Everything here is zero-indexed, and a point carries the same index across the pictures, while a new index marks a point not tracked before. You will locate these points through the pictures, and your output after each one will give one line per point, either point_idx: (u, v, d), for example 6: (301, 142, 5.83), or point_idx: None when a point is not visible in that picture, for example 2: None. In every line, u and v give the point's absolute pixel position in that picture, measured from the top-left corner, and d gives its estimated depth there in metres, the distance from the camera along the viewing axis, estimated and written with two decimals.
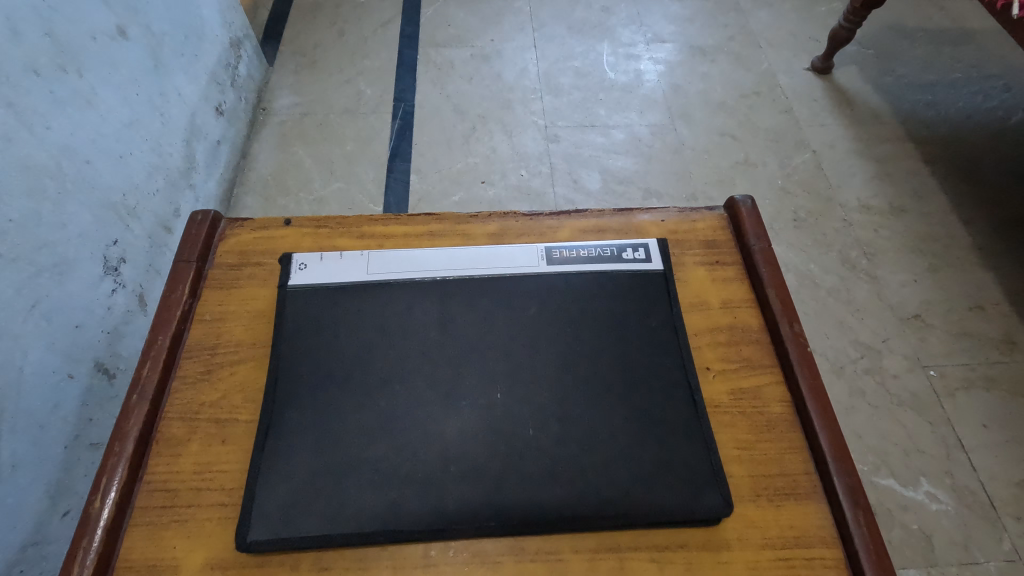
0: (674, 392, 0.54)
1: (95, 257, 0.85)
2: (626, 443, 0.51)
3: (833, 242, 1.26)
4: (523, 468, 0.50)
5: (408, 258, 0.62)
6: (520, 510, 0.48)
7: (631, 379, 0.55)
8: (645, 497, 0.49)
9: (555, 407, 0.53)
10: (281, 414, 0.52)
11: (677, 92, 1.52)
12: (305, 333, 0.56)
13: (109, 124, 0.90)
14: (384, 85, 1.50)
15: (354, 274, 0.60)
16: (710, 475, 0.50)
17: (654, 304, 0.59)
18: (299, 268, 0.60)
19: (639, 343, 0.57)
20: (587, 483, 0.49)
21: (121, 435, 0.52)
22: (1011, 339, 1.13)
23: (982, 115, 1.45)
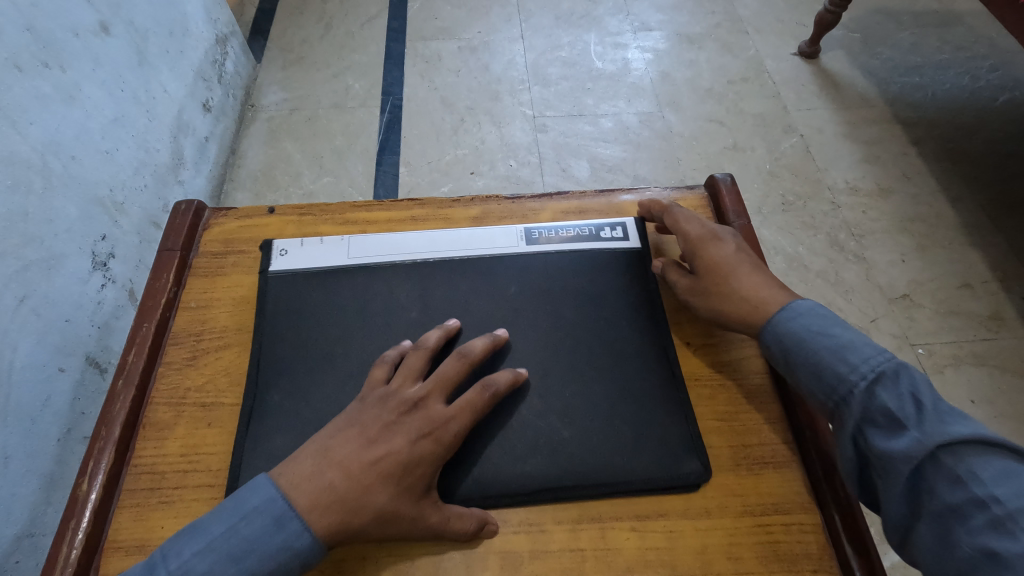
0: (651, 365, 0.55)
1: (84, 251, 0.86)
2: (605, 415, 0.52)
3: (821, 224, 1.27)
4: (506, 441, 0.51)
5: (389, 242, 0.62)
6: (502, 482, 0.49)
7: (610, 354, 0.56)
8: (625, 466, 0.50)
9: (536, 383, 0.54)
10: (267, 395, 0.53)
11: (665, 80, 1.52)
12: (286, 317, 0.57)
13: (94, 119, 0.90)
14: (372, 79, 1.50)
15: (335, 258, 0.61)
16: (688, 443, 0.51)
17: (635, 281, 0.60)
18: (280, 255, 0.61)
19: (617, 318, 0.58)
20: (569, 454, 0.51)
21: (108, 420, 0.53)
22: (999, 315, 1.14)
23: (970, 95, 1.45)
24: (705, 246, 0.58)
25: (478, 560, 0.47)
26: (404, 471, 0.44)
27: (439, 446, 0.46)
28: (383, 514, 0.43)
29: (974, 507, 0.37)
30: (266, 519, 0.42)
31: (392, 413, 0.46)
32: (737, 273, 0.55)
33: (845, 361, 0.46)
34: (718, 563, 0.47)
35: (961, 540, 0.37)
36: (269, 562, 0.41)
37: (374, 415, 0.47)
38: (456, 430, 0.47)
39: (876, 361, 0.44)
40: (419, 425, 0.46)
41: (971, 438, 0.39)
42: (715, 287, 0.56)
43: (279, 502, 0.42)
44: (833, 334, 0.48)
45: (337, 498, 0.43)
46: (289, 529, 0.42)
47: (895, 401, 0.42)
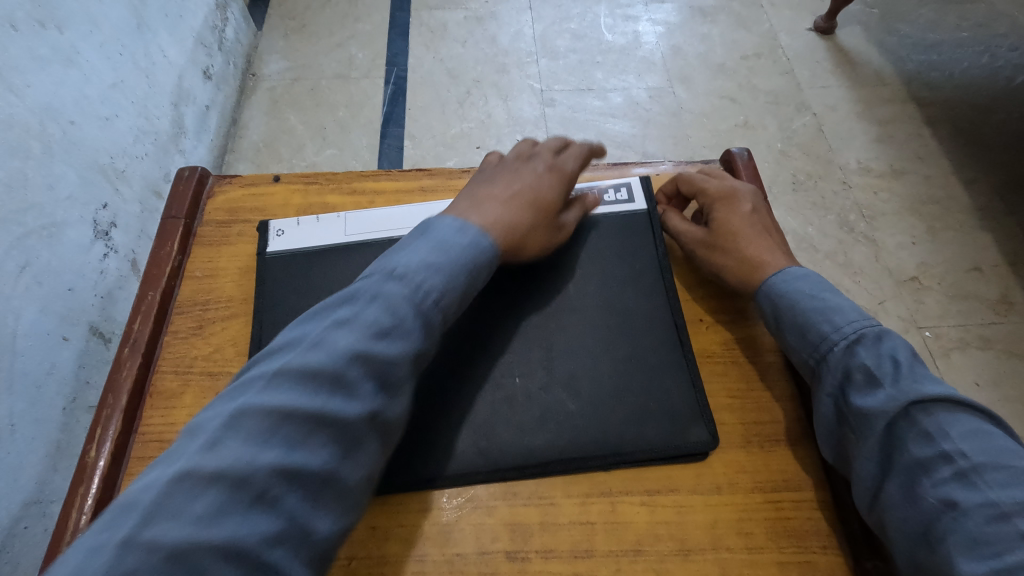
0: (660, 341, 0.55)
1: (85, 220, 0.84)
2: (612, 390, 0.52)
3: (832, 205, 1.25)
4: (515, 413, 0.51)
5: (387, 217, 0.61)
6: (510, 453, 0.49)
7: (618, 328, 0.55)
8: (631, 437, 0.50)
9: (542, 358, 0.53)
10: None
11: (676, 54, 1.48)
12: (291, 292, 0.56)
13: (92, 84, 0.88)
14: (375, 49, 1.46)
15: (332, 236, 0.59)
16: (695, 417, 0.51)
17: (644, 256, 0.59)
18: (277, 235, 0.60)
19: (626, 291, 0.57)
20: (575, 426, 0.50)
21: (115, 387, 0.52)
22: (1008, 300, 1.13)
23: (987, 75, 1.41)
24: (723, 205, 0.58)
25: (489, 531, 0.47)
26: (546, 196, 0.55)
27: (562, 173, 0.57)
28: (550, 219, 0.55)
29: (942, 460, 0.39)
30: (449, 229, 0.48)
31: (517, 166, 0.57)
32: (759, 226, 0.56)
33: (830, 321, 0.48)
34: (729, 538, 0.47)
35: (926, 491, 0.39)
36: (470, 254, 0.47)
37: (502, 169, 0.57)
38: (570, 158, 0.59)
39: (859, 323, 0.47)
40: (544, 169, 0.57)
41: (943, 398, 0.41)
42: (735, 231, 0.56)
43: (454, 221, 0.49)
44: (823, 296, 0.50)
45: (519, 220, 0.52)
46: (472, 234, 0.48)
47: (874, 360, 0.44)
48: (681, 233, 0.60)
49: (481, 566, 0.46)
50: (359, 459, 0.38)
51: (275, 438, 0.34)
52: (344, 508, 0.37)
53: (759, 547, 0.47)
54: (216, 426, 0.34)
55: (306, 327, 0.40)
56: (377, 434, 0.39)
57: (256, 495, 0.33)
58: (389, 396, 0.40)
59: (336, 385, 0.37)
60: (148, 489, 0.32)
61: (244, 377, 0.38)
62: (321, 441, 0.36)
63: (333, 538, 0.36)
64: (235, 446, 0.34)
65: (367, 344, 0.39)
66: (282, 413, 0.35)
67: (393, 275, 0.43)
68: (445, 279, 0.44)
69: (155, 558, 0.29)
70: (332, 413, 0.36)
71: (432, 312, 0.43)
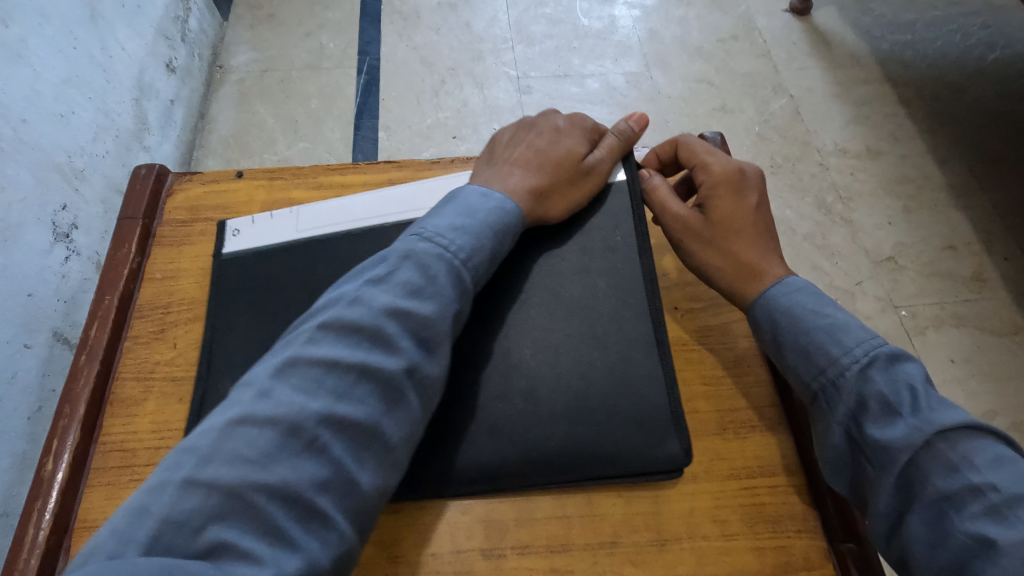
0: (635, 339, 0.51)
1: (43, 222, 0.81)
2: (586, 396, 0.49)
3: (809, 187, 1.26)
4: (485, 416, 0.49)
5: (341, 208, 0.58)
6: (480, 456, 0.48)
7: (587, 330, 0.52)
8: (596, 450, 0.47)
9: (512, 359, 0.50)
10: (218, 380, 0.51)
11: (652, 37, 1.46)
12: (250, 297, 0.54)
13: (45, 80, 0.84)
14: (346, 38, 1.42)
15: (283, 233, 0.57)
16: (664, 429, 0.48)
17: (615, 240, 0.56)
18: (232, 235, 0.58)
19: (600, 286, 0.54)
20: (540, 439, 0.48)
21: (73, 397, 0.51)
22: (981, 277, 1.15)
23: (961, 53, 1.42)
24: (725, 199, 0.55)
25: (464, 529, 0.47)
26: (569, 155, 0.56)
27: (578, 127, 0.59)
28: (579, 168, 0.56)
29: (969, 493, 0.36)
30: (476, 195, 0.50)
31: (536, 132, 0.58)
32: (761, 225, 0.54)
33: (839, 342, 0.44)
34: (705, 526, 0.47)
35: (956, 528, 0.36)
36: (495, 215, 0.48)
37: (523, 136, 0.58)
38: (580, 115, 0.60)
39: (870, 345, 0.43)
40: (565, 132, 0.58)
41: (964, 425, 0.39)
42: (735, 232, 0.54)
43: (481, 188, 0.51)
44: (829, 313, 0.47)
45: (544, 178, 0.54)
46: (496, 199, 0.50)
47: (889, 388, 0.41)
48: (677, 220, 0.57)
49: (457, 565, 0.46)
50: (399, 416, 0.38)
51: (321, 389, 0.36)
52: (386, 462, 0.37)
53: (735, 534, 0.47)
54: (265, 376, 0.37)
55: (344, 288, 0.42)
56: (417, 392, 0.40)
57: (306, 441, 0.34)
58: (426, 353, 0.41)
59: (375, 341, 0.39)
60: (207, 434, 0.34)
61: (291, 335, 0.40)
62: (363, 394, 0.37)
63: (376, 489, 0.37)
64: (285, 393, 0.36)
65: (402, 301, 0.41)
66: (327, 366, 0.37)
67: (424, 236, 0.45)
68: (473, 240, 0.46)
69: (215, 495, 0.31)
70: (371, 367, 0.38)
71: (465, 271, 0.45)
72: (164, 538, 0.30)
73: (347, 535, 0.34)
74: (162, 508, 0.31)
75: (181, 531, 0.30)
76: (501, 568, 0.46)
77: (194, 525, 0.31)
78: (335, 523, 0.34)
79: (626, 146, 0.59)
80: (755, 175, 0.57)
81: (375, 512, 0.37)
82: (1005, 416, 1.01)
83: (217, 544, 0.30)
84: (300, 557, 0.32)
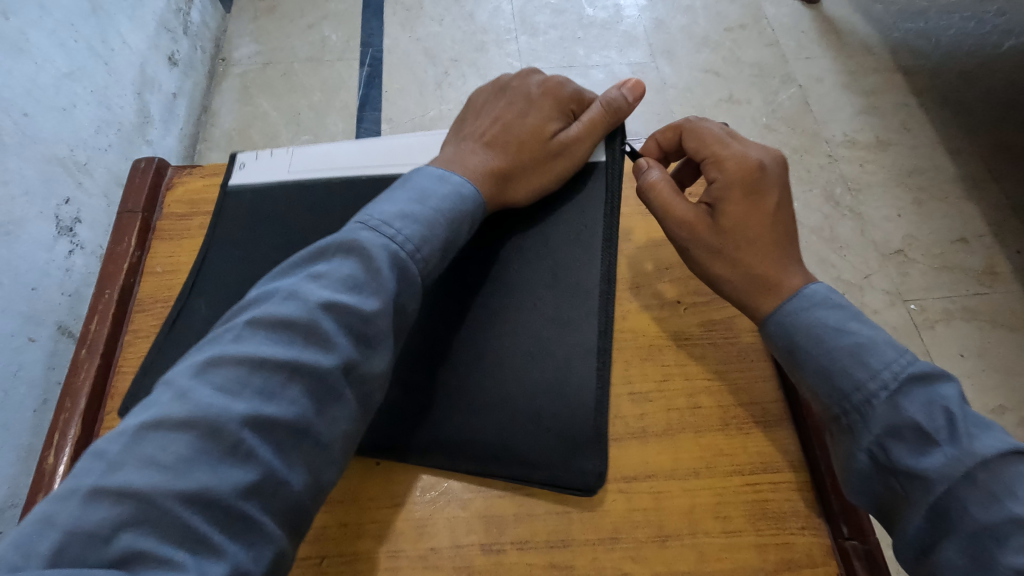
0: (592, 323, 0.52)
1: (46, 216, 0.81)
2: (541, 381, 0.50)
3: (817, 178, 1.24)
4: (471, 406, 0.49)
5: (332, 155, 0.61)
6: (475, 446, 0.48)
7: (534, 332, 0.51)
8: (524, 456, 0.48)
9: (493, 350, 0.51)
10: (193, 301, 0.54)
11: (658, 27, 1.44)
12: (234, 247, 0.57)
13: (45, 73, 0.84)
14: (349, 30, 1.41)
15: (278, 171, 0.61)
16: (588, 439, 0.48)
17: (580, 232, 0.55)
18: (239, 167, 0.62)
19: (553, 283, 0.53)
20: (495, 441, 0.48)
21: (73, 391, 0.52)
22: (993, 270, 1.13)
23: (975, 41, 1.38)
24: (738, 200, 0.49)
25: (463, 524, 0.47)
26: (537, 132, 0.54)
27: (555, 95, 0.56)
28: (550, 147, 0.54)
29: (1015, 527, 0.32)
30: (431, 178, 0.48)
31: (509, 106, 0.56)
32: (779, 227, 0.48)
33: (864, 362, 0.40)
34: (706, 522, 0.47)
35: (997, 562, 0.32)
36: (448, 202, 0.46)
37: (497, 111, 0.56)
38: (560, 80, 0.57)
39: (900, 365, 0.38)
40: (539, 107, 0.55)
41: (1009, 452, 0.34)
42: (748, 239, 0.48)
43: (438, 170, 0.49)
44: (852, 329, 0.42)
45: (507, 155, 0.52)
46: (452, 184, 0.48)
47: (923, 412, 0.36)
48: (685, 221, 0.51)
49: (456, 560, 0.46)
50: (336, 414, 0.36)
51: (247, 390, 0.33)
52: (321, 462, 0.35)
53: (737, 531, 0.46)
54: (187, 376, 0.34)
55: (279, 281, 0.39)
56: (355, 389, 0.37)
57: (228, 446, 0.32)
58: (366, 349, 0.38)
59: (309, 338, 0.36)
60: (121, 437, 0.32)
61: (218, 331, 0.37)
62: (294, 394, 0.34)
63: (308, 489, 0.35)
64: (205, 393, 0.33)
65: (341, 295, 0.38)
66: (254, 364, 0.34)
67: (370, 225, 0.42)
68: (422, 230, 0.43)
69: (127, 503, 0.29)
70: (305, 365, 0.35)
71: (412, 263, 0.42)
72: (67, 552, 0.27)
73: (276, 538, 0.33)
74: (67, 518, 0.28)
75: (88, 542, 0.28)
76: (501, 563, 0.46)
77: (102, 535, 0.28)
78: (264, 526, 0.32)
79: (613, 118, 0.56)
80: (776, 166, 0.51)
81: (309, 511, 0.35)
82: (1014, 411, 1.00)
83: (129, 554, 0.28)
84: (223, 564, 0.30)
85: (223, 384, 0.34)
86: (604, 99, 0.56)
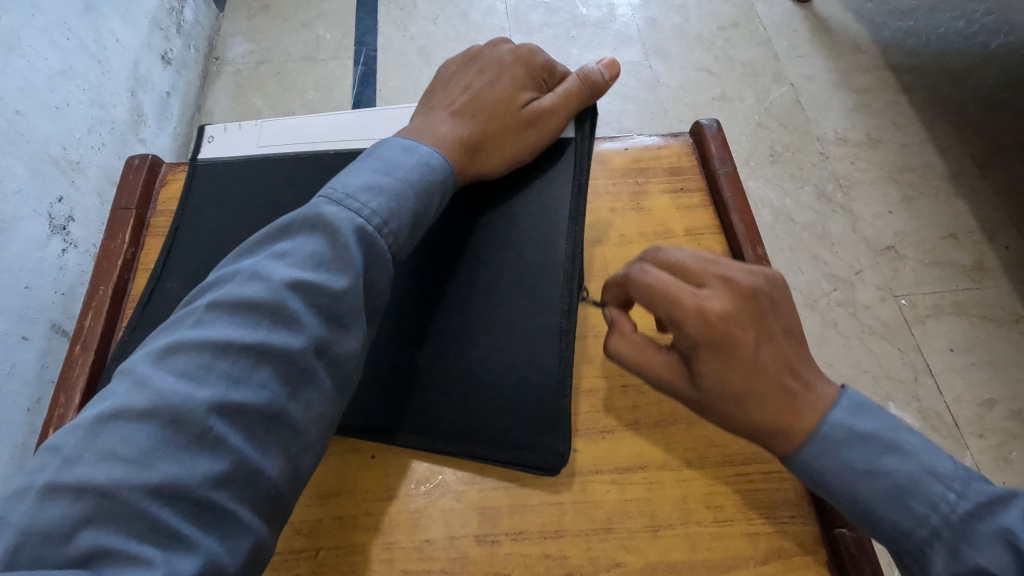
0: (558, 301, 0.52)
1: (39, 214, 0.81)
2: (512, 362, 0.51)
3: (809, 176, 1.25)
4: (451, 387, 0.50)
5: (298, 130, 0.62)
6: (461, 430, 0.49)
7: (506, 309, 0.52)
8: (494, 433, 0.49)
9: (473, 331, 0.52)
10: (169, 276, 0.57)
11: (651, 26, 1.45)
12: (215, 231, 0.58)
13: (38, 72, 0.84)
14: (343, 29, 1.41)
15: (246, 146, 0.62)
16: (556, 420, 0.49)
17: (551, 206, 0.56)
18: (208, 141, 0.64)
19: (525, 260, 0.54)
20: (483, 422, 0.49)
21: (67, 386, 0.53)
22: (982, 265, 1.14)
23: (964, 39, 1.39)
24: (713, 357, 0.39)
25: (458, 516, 0.48)
26: (505, 102, 0.55)
27: (526, 64, 0.57)
28: (519, 118, 0.54)
29: None
30: (396, 148, 0.48)
31: (478, 77, 0.57)
32: (773, 369, 0.39)
33: (909, 508, 0.36)
34: (699, 513, 0.47)
35: None
36: (414, 173, 0.46)
37: (466, 82, 0.57)
38: (531, 49, 0.58)
39: (948, 510, 0.35)
40: (509, 79, 0.56)
41: None
42: (738, 392, 0.39)
43: (402, 140, 0.49)
44: (885, 468, 0.37)
45: (477, 125, 0.54)
46: (419, 153, 0.48)
47: (985, 553, 0.33)
48: (661, 379, 0.42)
49: (450, 552, 0.46)
50: (309, 398, 0.37)
51: (212, 375, 0.33)
52: (296, 447, 0.36)
53: (728, 520, 0.47)
54: (148, 364, 0.34)
55: (241, 262, 0.39)
56: (328, 371, 0.38)
57: (196, 435, 0.32)
58: (336, 329, 0.38)
59: (275, 319, 0.36)
60: (76, 431, 0.32)
61: (180, 315, 0.38)
62: (263, 378, 0.35)
63: (284, 475, 0.35)
64: (167, 379, 0.33)
65: (307, 274, 0.38)
66: (219, 349, 0.34)
67: (335, 199, 0.41)
68: (388, 202, 0.43)
69: (86, 499, 0.29)
70: (273, 348, 0.35)
71: (381, 237, 0.42)
72: (25, 552, 0.28)
73: (253, 527, 0.33)
74: (23, 518, 0.28)
75: (47, 542, 0.28)
76: (496, 554, 0.46)
77: (63, 534, 0.28)
78: (239, 516, 0.33)
79: (589, 92, 0.56)
80: (749, 301, 0.40)
81: (288, 498, 0.36)
82: (1005, 405, 1.01)
83: (93, 551, 0.28)
84: (194, 557, 0.30)
85: (186, 370, 0.34)
86: (582, 72, 0.57)
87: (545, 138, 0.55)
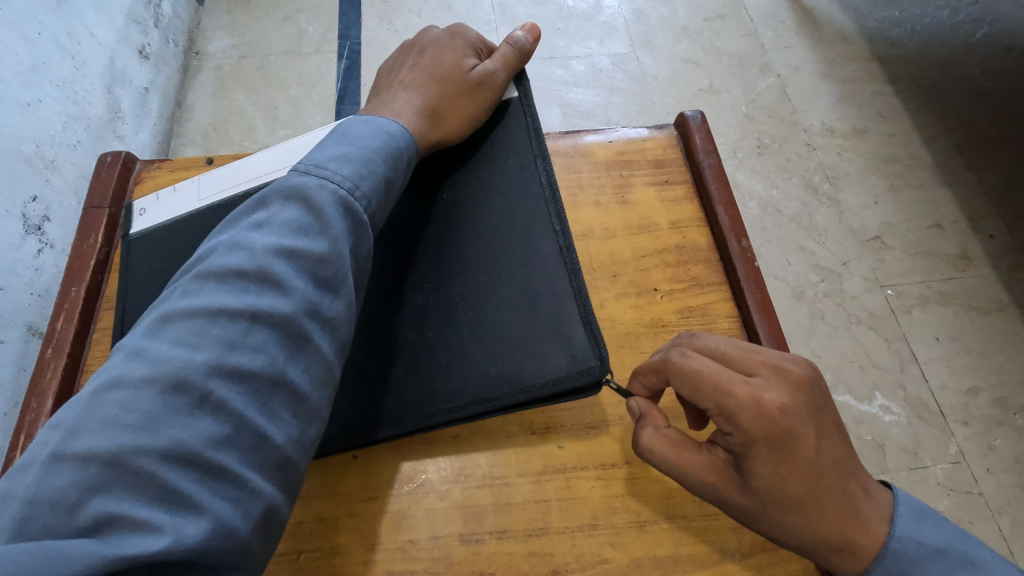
0: (537, 268, 0.52)
1: (13, 214, 0.79)
2: (498, 333, 0.50)
3: (796, 167, 1.25)
4: (437, 360, 0.50)
5: (238, 172, 0.58)
6: (455, 399, 0.49)
7: (490, 283, 0.52)
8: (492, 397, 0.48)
9: (459, 309, 0.51)
10: (142, 275, 0.56)
11: (639, 17, 1.44)
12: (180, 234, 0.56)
13: (9, 68, 0.82)
14: (326, 22, 1.38)
15: (184, 204, 0.58)
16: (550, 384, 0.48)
17: (524, 177, 0.56)
18: (139, 214, 0.59)
19: (504, 235, 0.54)
20: (476, 389, 0.49)
21: (39, 392, 0.52)
22: (967, 255, 1.15)
23: (949, 29, 1.40)
24: (771, 459, 0.37)
25: (442, 515, 0.47)
26: (445, 76, 0.57)
27: (460, 42, 0.60)
28: (460, 88, 0.56)
29: None
30: (358, 123, 0.47)
31: (415, 62, 0.59)
32: (833, 472, 0.38)
33: None
34: (683, 506, 0.47)
35: None
36: (378, 142, 0.46)
37: (405, 69, 0.60)
38: (459, 30, 0.62)
39: None
40: (445, 57, 0.59)
41: None
42: (796, 497, 0.37)
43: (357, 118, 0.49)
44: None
45: (421, 102, 0.55)
46: (380, 125, 0.48)
47: None
48: (705, 480, 0.40)
49: (434, 551, 0.46)
50: (308, 362, 0.36)
51: (206, 341, 0.32)
52: (302, 414, 0.35)
53: (714, 514, 0.47)
54: (139, 337, 0.33)
55: (220, 238, 0.38)
56: (325, 333, 0.37)
57: (198, 398, 0.31)
58: (327, 292, 0.37)
59: (263, 283, 0.35)
60: (78, 405, 0.30)
61: (169, 292, 0.36)
62: (259, 341, 0.34)
63: (293, 442, 0.34)
64: (163, 348, 0.32)
65: (288, 240, 0.37)
66: (211, 315, 0.33)
67: (302, 170, 0.41)
68: (356, 168, 0.42)
69: (93, 466, 0.28)
70: (263, 312, 0.34)
71: (355, 201, 0.41)
72: (36, 521, 0.26)
73: (266, 493, 0.32)
74: (27, 489, 0.27)
75: (55, 510, 0.26)
76: (479, 553, 0.46)
77: (71, 502, 0.27)
78: (250, 480, 0.31)
79: (519, 57, 0.60)
80: (802, 395, 0.39)
81: (300, 466, 0.35)
82: (988, 392, 1.02)
83: (103, 518, 0.27)
84: (206, 520, 0.29)
85: (181, 338, 0.33)
86: (509, 42, 0.60)
87: (487, 106, 0.58)
